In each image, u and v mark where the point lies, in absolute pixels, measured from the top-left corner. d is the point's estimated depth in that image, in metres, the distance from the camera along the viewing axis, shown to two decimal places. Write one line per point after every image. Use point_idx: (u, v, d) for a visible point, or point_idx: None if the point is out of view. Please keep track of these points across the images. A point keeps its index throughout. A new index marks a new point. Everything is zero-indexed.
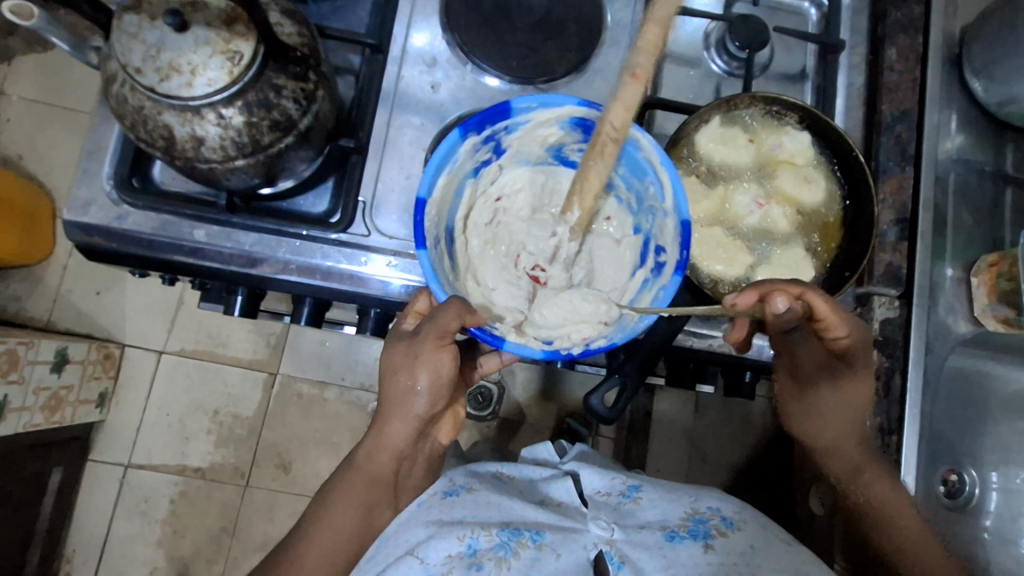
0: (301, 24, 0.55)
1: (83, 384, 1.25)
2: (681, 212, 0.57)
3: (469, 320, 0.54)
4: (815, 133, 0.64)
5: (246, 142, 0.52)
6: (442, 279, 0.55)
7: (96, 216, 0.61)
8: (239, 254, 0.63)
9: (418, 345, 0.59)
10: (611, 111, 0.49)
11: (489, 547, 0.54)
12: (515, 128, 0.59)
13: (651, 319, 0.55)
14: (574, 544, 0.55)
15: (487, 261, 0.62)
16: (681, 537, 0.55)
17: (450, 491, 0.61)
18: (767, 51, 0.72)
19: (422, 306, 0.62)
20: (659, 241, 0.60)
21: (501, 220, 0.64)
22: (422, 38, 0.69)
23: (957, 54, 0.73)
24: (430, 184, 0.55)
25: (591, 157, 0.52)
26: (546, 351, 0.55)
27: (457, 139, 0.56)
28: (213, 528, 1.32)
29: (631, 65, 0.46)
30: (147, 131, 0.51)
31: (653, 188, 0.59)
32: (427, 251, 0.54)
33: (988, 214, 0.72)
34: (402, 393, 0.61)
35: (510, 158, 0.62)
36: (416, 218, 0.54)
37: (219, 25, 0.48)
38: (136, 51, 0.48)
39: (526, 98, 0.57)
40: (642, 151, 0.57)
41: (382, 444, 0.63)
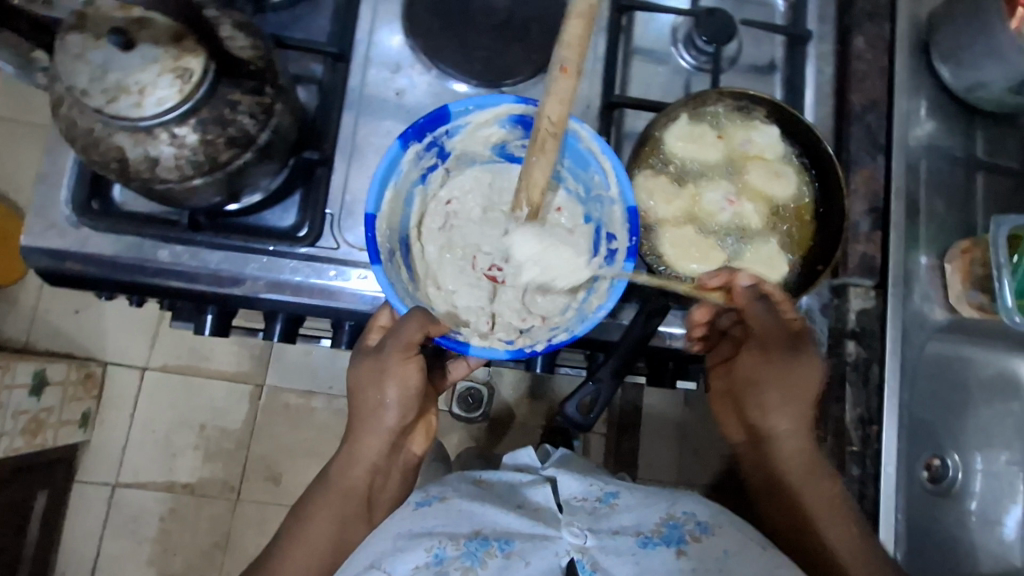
0: (255, 36, 0.53)
1: (64, 405, 1.23)
2: (628, 198, 0.59)
3: (431, 330, 0.56)
4: (783, 126, 0.64)
5: (203, 160, 0.50)
6: (400, 290, 0.56)
7: (55, 240, 0.60)
8: (205, 273, 0.62)
9: (384, 360, 0.60)
10: (546, 105, 0.48)
11: (456, 556, 0.53)
12: (456, 131, 0.60)
13: (609, 308, 0.57)
14: (544, 552, 0.55)
15: (446, 265, 0.63)
16: (655, 543, 0.55)
17: (423, 502, 0.61)
18: (734, 44, 0.72)
19: (386, 321, 0.62)
20: (609, 229, 0.61)
21: (457, 222, 0.64)
22: (385, 45, 0.68)
23: (924, 40, 0.73)
24: (377, 199, 0.56)
25: (533, 154, 0.53)
26: (510, 351, 0.56)
27: (399, 149, 0.57)
28: (204, 544, 1.31)
29: (558, 60, 0.45)
30: (100, 154, 0.49)
31: (598, 177, 0.60)
32: (381, 265, 0.55)
33: (960, 200, 0.72)
34: (372, 407, 0.61)
35: (457, 160, 0.64)
36: (368, 235, 0.55)
37: (167, 42, 0.47)
38: (81, 72, 0.46)
39: (461, 101, 0.58)
40: (583, 142, 0.59)
41: (354, 459, 0.62)
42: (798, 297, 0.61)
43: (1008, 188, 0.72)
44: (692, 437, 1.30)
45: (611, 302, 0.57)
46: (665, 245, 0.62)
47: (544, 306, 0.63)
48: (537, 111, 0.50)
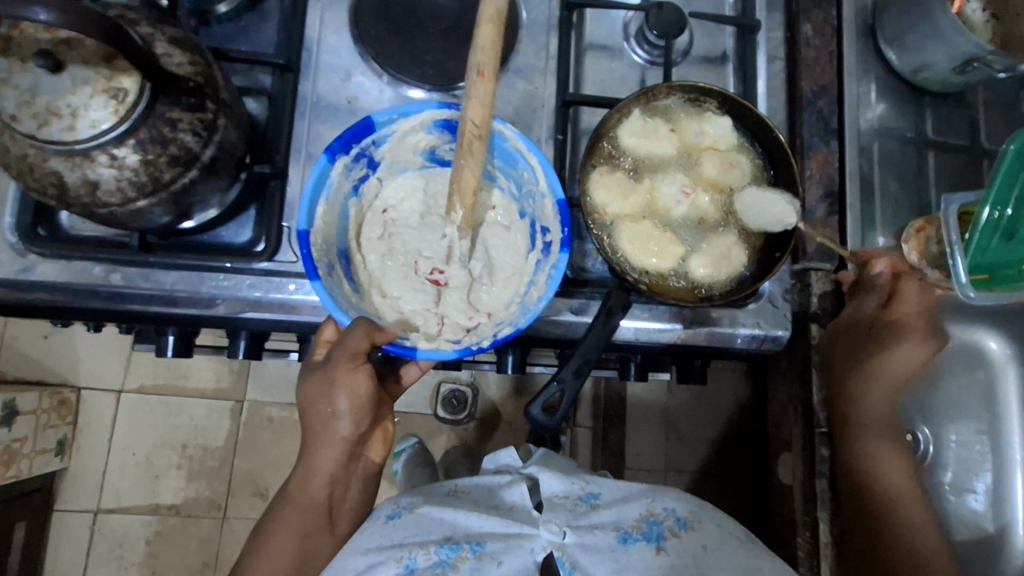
0: (193, 51, 0.52)
1: (38, 434, 1.20)
2: (556, 191, 0.59)
3: (378, 338, 0.55)
4: (735, 116, 0.65)
5: (146, 181, 0.49)
6: (343, 304, 0.55)
7: (1, 269, 0.58)
8: (160, 294, 0.60)
9: (331, 372, 0.58)
10: (468, 109, 0.50)
11: (427, 565, 0.53)
12: (383, 141, 0.60)
13: (549, 297, 0.56)
14: (519, 550, 0.56)
15: (390, 273, 0.62)
16: (634, 539, 0.56)
17: (392, 515, 0.59)
18: (686, 36, 0.72)
19: (332, 335, 0.63)
20: (543, 222, 0.61)
21: (396, 229, 0.63)
22: (334, 52, 0.67)
23: (871, 24, 0.74)
24: (309, 216, 0.55)
25: (460, 156, 0.53)
26: (458, 351, 0.56)
27: (326, 164, 0.57)
28: (194, 564, 1.30)
29: (476, 64, 0.48)
30: (36, 180, 0.48)
31: (527, 174, 0.61)
32: (320, 282, 0.54)
33: (914, 178, 0.73)
34: (323, 419, 0.61)
35: (388, 169, 0.63)
36: (302, 252, 0.54)
37: (98, 63, 0.46)
38: (8, 97, 0.45)
39: (386, 111, 0.58)
40: (508, 141, 0.60)
41: (312, 473, 0.62)
42: (762, 283, 0.61)
43: (958, 164, 0.74)
44: (677, 424, 1.31)
45: (550, 291, 0.57)
46: (625, 242, 0.62)
47: (489, 303, 0.62)
48: (460, 113, 0.51)
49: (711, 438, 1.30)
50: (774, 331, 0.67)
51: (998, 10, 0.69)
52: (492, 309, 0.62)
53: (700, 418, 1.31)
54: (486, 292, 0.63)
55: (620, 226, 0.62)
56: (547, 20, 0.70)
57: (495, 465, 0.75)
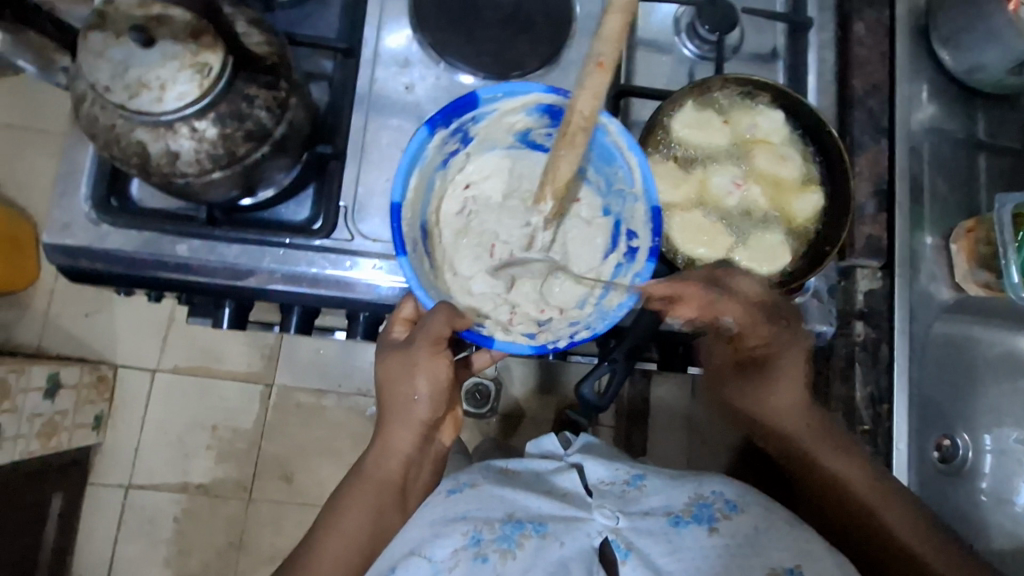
0: (269, 32, 0.54)
1: (78, 408, 1.24)
2: (650, 198, 0.60)
3: (458, 323, 0.58)
4: (788, 111, 0.65)
5: (222, 154, 0.52)
6: (425, 284, 0.58)
7: (76, 238, 0.61)
8: (223, 266, 0.63)
9: (414, 354, 0.60)
10: (578, 100, 0.50)
11: (493, 539, 0.55)
12: (482, 117, 0.62)
13: (629, 305, 0.59)
14: (578, 532, 0.56)
15: (462, 251, 0.64)
16: (686, 522, 0.57)
17: (453, 490, 0.61)
18: (737, 32, 0.73)
19: (409, 313, 0.64)
20: (629, 225, 0.63)
21: (476, 208, 0.66)
22: (394, 39, 0.69)
23: (924, 24, 0.74)
24: (402, 188, 0.58)
25: (560, 145, 0.54)
26: (533, 346, 0.58)
27: (425, 135, 0.59)
28: (220, 543, 1.32)
29: (595, 54, 0.46)
30: (121, 150, 0.50)
31: (621, 173, 0.62)
32: (406, 256, 0.57)
33: (964, 180, 0.73)
34: (403, 401, 0.63)
35: (478, 146, 0.65)
36: (393, 223, 0.57)
37: (185, 39, 0.48)
38: (103, 69, 0.47)
39: (491, 89, 0.60)
40: (610, 136, 0.60)
41: (387, 452, 0.65)
42: (810, 277, 0.62)
43: (1008, 167, 0.73)
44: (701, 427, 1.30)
45: (629, 300, 0.59)
46: (675, 230, 0.64)
47: (560, 298, 0.64)
48: (568, 103, 0.51)
49: None
50: (819, 327, 0.67)
51: None
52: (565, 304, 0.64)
53: None
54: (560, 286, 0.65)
55: (672, 214, 0.64)
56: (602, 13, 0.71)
57: (540, 450, 0.75)
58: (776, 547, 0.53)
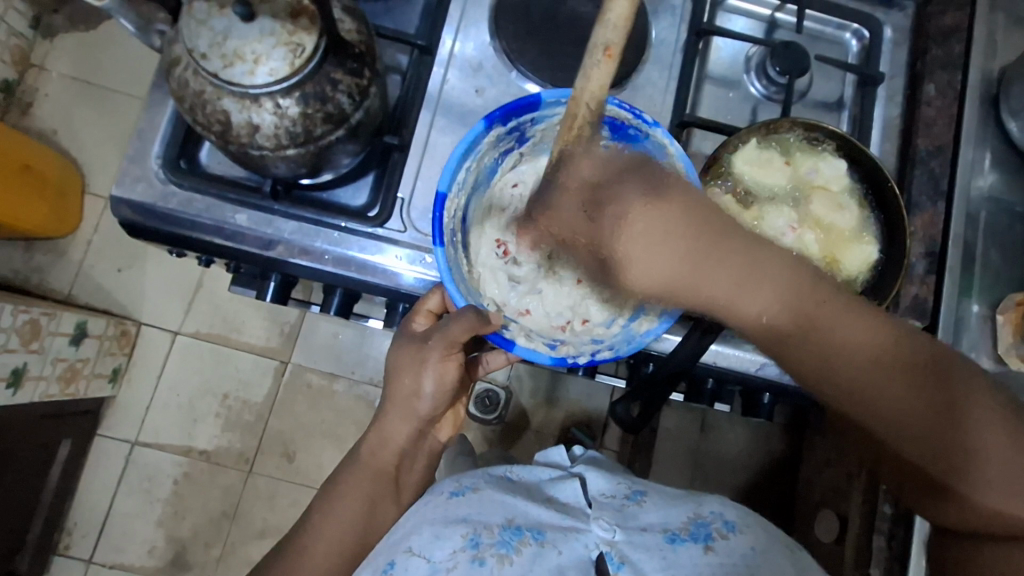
0: (360, 21, 0.56)
1: (99, 358, 1.26)
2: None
3: (482, 331, 0.58)
4: (850, 161, 0.66)
5: (300, 132, 0.53)
6: (459, 281, 0.58)
7: (142, 194, 0.63)
8: (276, 240, 0.64)
9: (427, 352, 0.62)
10: None
11: (491, 543, 0.54)
12: (541, 120, 0.63)
13: (656, 334, 0.58)
14: (575, 542, 0.56)
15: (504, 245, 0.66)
16: (682, 539, 0.56)
17: (457, 492, 0.62)
18: (806, 79, 0.73)
19: (433, 306, 0.65)
20: None
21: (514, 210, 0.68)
22: (470, 44, 0.70)
23: (994, 94, 0.73)
24: (451, 180, 0.58)
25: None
26: (553, 357, 0.59)
27: (481, 130, 0.60)
28: (214, 512, 1.33)
29: (601, 39, 0.37)
30: (205, 115, 0.52)
31: None
32: (443, 247, 0.58)
33: (1016, 253, 0.72)
34: (406, 394, 0.65)
35: (533, 147, 0.66)
36: (435, 212, 0.58)
37: (284, 18, 0.50)
38: (203, 37, 0.49)
39: (554, 93, 0.60)
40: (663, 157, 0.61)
41: (383, 442, 0.67)
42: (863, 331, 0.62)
43: None
44: (705, 464, 1.28)
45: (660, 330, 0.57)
46: None
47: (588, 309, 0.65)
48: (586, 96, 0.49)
49: (739, 485, 1.26)
50: None
51: None
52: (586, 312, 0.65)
53: (731, 463, 1.28)
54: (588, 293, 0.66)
55: None
56: (676, 43, 0.73)
57: (544, 461, 0.76)
58: (772, 568, 0.54)
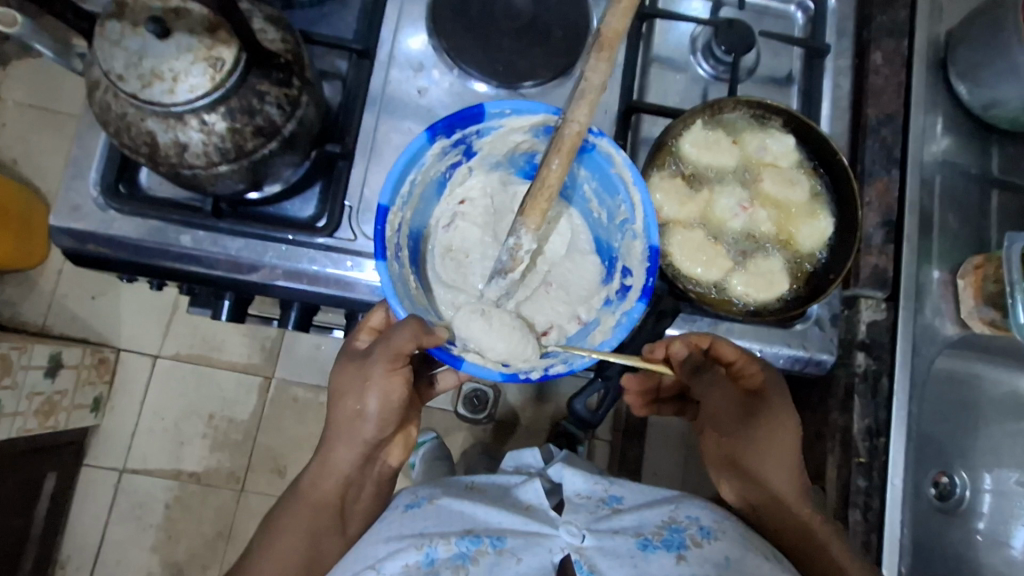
0: (285, 30, 0.55)
1: (77, 389, 1.25)
2: (650, 236, 0.58)
3: (424, 341, 0.54)
4: (799, 135, 0.65)
5: (230, 148, 0.52)
6: (402, 294, 0.56)
7: (82, 222, 0.61)
8: (226, 259, 0.63)
9: (368, 367, 0.59)
10: (575, 110, 0.50)
11: (447, 556, 0.53)
12: (487, 132, 0.60)
13: (611, 345, 0.57)
14: (538, 548, 0.55)
15: (448, 270, 0.63)
16: (654, 545, 0.54)
17: (411, 504, 0.61)
18: (753, 55, 0.72)
19: (377, 322, 0.64)
20: (625, 262, 0.60)
21: (463, 223, 0.64)
22: (410, 44, 0.69)
23: (942, 57, 0.73)
24: (392, 192, 0.56)
25: (551, 155, 0.52)
26: (503, 372, 0.56)
27: (424, 143, 0.57)
28: (208, 533, 1.32)
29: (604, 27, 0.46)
30: (131, 138, 0.51)
31: (624, 207, 0.60)
32: (385, 263, 0.55)
33: (975, 215, 0.72)
34: (350, 415, 0.61)
35: (481, 161, 0.63)
36: (376, 228, 0.55)
37: (201, 32, 0.49)
38: (118, 58, 0.48)
39: (499, 103, 0.58)
40: (614, 167, 0.59)
41: (327, 471, 0.63)
42: (813, 302, 0.61)
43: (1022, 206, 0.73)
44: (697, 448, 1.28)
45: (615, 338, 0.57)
46: (675, 245, 0.63)
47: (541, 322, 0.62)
48: (563, 116, 0.51)
49: None
50: (819, 355, 0.66)
51: None
52: (548, 326, 0.62)
53: None
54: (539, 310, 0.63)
55: (673, 230, 0.64)
56: None
57: (517, 463, 0.77)
58: None
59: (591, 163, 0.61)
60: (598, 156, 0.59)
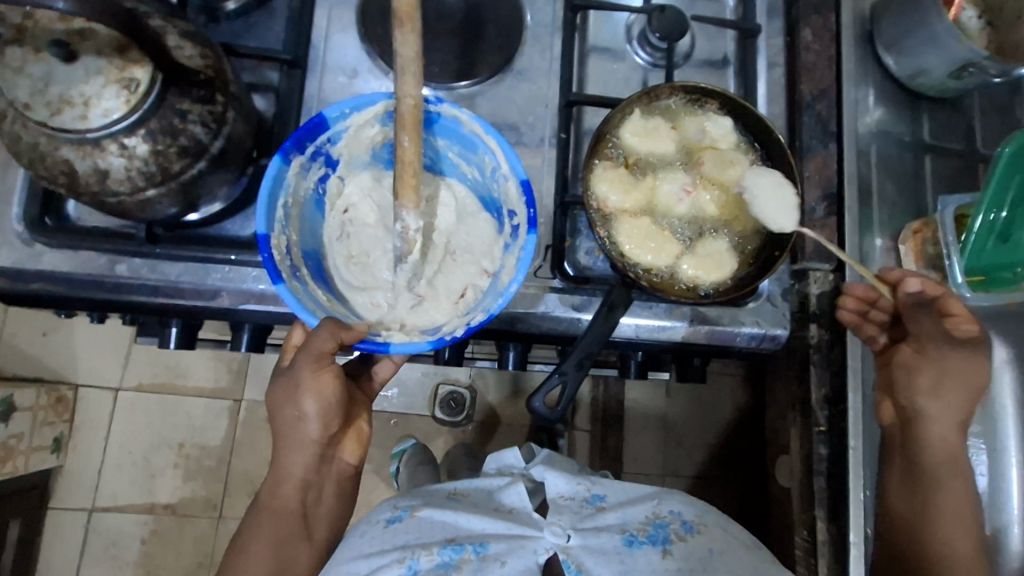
0: (204, 44, 0.53)
1: (35, 431, 1.19)
2: (517, 172, 0.60)
3: (345, 337, 0.55)
4: (735, 116, 0.66)
5: (155, 171, 0.50)
6: (310, 305, 0.56)
7: (7, 259, 0.58)
8: (166, 285, 0.61)
9: (296, 374, 0.59)
10: (401, 86, 0.51)
11: (430, 567, 0.53)
12: (338, 137, 0.60)
13: (518, 280, 0.57)
14: (523, 550, 0.55)
15: (355, 275, 0.62)
16: (640, 541, 0.55)
17: (393, 519, 0.59)
18: (687, 39, 0.73)
19: (298, 339, 0.64)
20: (509, 206, 0.61)
21: (355, 229, 0.64)
22: (343, 52, 0.68)
23: (868, 30, 0.75)
24: (267, 218, 0.55)
25: (400, 134, 0.53)
26: (431, 341, 0.56)
27: (280, 165, 0.56)
28: (189, 565, 1.29)
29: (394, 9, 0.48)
30: (47, 168, 0.48)
31: (488, 158, 0.61)
32: (284, 284, 0.55)
33: (911, 181, 0.74)
34: (291, 422, 0.61)
35: (347, 166, 0.64)
36: (262, 255, 0.54)
37: (111, 53, 0.47)
38: (22, 86, 0.46)
39: (336, 106, 0.58)
40: (464, 126, 0.61)
41: (283, 479, 0.62)
42: (763, 278, 0.62)
43: (955, 167, 0.75)
44: (676, 429, 1.29)
45: (521, 274, 0.57)
46: (623, 236, 0.63)
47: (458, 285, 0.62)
48: (396, 92, 0.52)
49: (710, 443, 1.28)
50: (773, 330, 0.67)
51: (993, 19, 0.71)
52: (464, 289, 0.62)
53: (698, 424, 1.29)
54: (448, 276, 0.63)
55: (619, 220, 0.64)
56: (553, 21, 0.72)
57: (498, 465, 0.72)
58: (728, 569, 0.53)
59: (443, 131, 0.62)
60: (446, 122, 0.61)
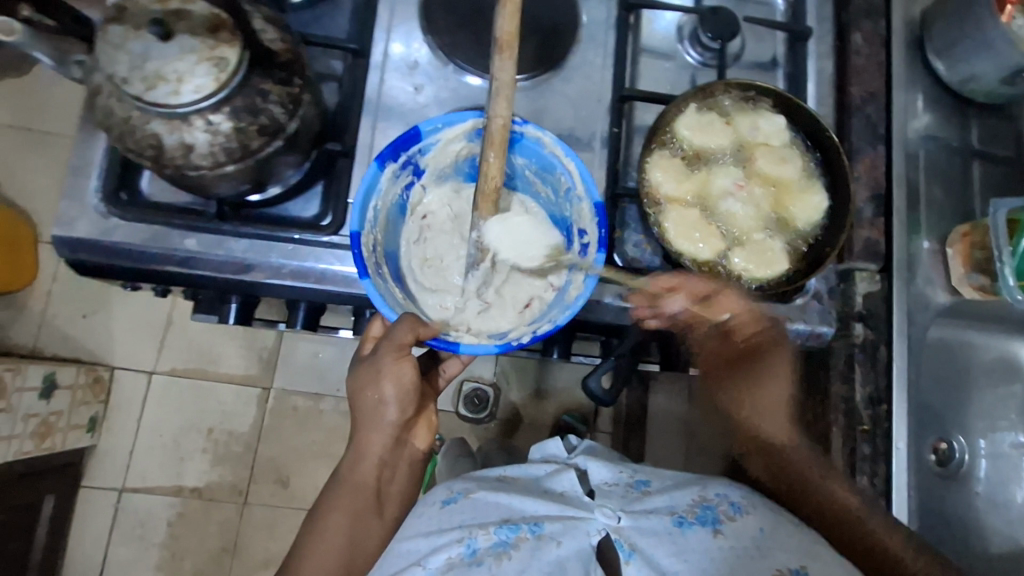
0: (284, 30, 0.56)
1: (73, 409, 1.22)
2: (593, 194, 0.62)
3: (422, 333, 0.58)
4: (787, 115, 0.67)
5: (236, 148, 0.52)
6: (392, 302, 0.59)
7: (83, 231, 0.61)
8: (230, 261, 0.63)
9: (379, 360, 0.61)
10: (494, 105, 0.55)
11: (488, 546, 0.54)
12: (428, 149, 0.63)
13: (586, 295, 0.59)
14: (576, 532, 0.55)
15: (428, 278, 0.65)
16: (690, 523, 0.55)
17: (448, 500, 0.61)
18: (738, 41, 0.74)
19: (377, 331, 0.66)
20: (580, 224, 0.64)
21: (431, 235, 0.66)
22: (404, 44, 0.70)
23: (919, 36, 0.76)
24: (360, 217, 0.58)
25: (487, 151, 0.57)
26: (499, 344, 0.59)
27: (377, 170, 0.59)
28: (213, 549, 1.31)
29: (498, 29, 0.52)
30: (136, 142, 0.51)
31: (565, 178, 0.64)
32: (370, 280, 0.57)
33: (958, 187, 0.75)
34: (372, 406, 0.62)
35: (431, 177, 0.66)
36: (353, 251, 0.57)
37: (203, 33, 0.49)
38: (121, 62, 0.48)
39: (431, 120, 0.61)
40: (546, 147, 0.63)
41: (362, 456, 0.64)
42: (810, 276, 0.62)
43: (1001, 174, 0.75)
44: None
45: (589, 289, 0.60)
46: (670, 225, 0.65)
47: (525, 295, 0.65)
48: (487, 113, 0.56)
49: None
50: (819, 328, 0.67)
51: None
52: (529, 299, 0.65)
53: None
54: (515, 288, 0.66)
55: (669, 208, 0.65)
56: (608, 19, 0.74)
57: (542, 454, 0.74)
58: (782, 549, 0.53)
59: (523, 150, 0.65)
60: (528, 142, 0.64)
